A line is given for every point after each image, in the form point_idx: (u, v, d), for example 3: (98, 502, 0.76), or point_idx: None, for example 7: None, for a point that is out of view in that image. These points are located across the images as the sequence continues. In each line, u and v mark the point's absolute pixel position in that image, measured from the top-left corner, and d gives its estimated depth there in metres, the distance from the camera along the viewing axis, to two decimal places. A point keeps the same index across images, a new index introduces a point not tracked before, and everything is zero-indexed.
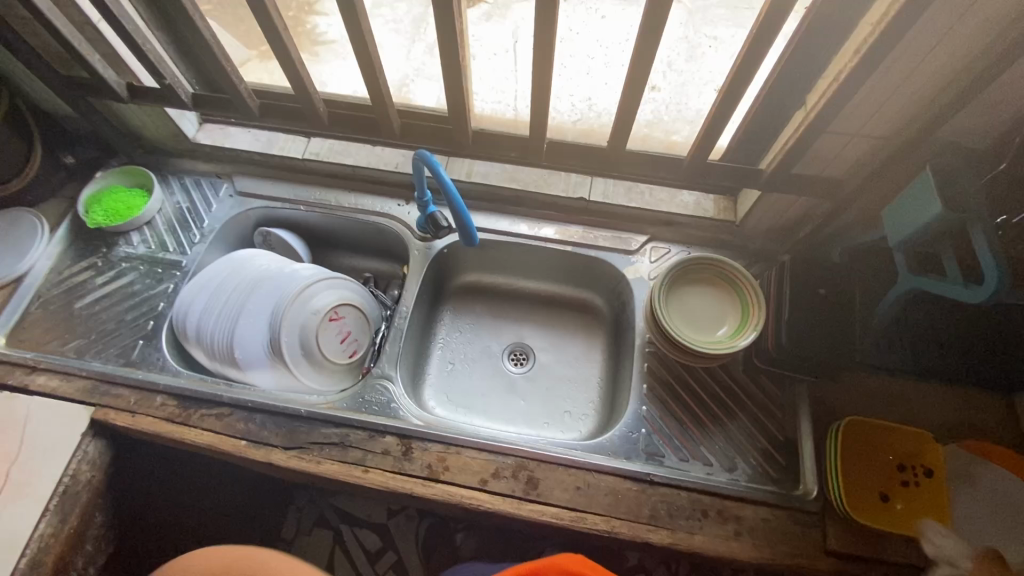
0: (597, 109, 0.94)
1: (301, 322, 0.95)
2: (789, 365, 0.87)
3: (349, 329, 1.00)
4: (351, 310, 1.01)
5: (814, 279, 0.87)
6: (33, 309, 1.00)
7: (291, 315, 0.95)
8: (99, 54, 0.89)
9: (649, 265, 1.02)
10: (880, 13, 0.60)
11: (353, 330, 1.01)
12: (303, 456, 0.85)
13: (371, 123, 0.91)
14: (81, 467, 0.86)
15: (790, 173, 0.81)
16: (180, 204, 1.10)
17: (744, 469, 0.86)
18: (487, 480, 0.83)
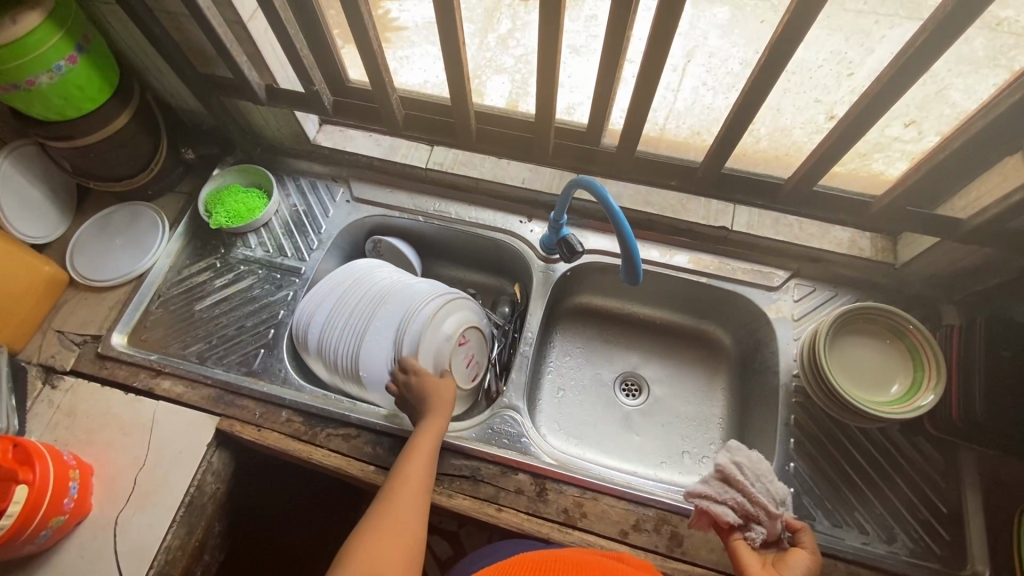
0: (757, 135, 0.86)
1: (437, 348, 0.89)
2: (966, 436, 0.78)
3: (472, 353, 0.95)
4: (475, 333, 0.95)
5: (997, 339, 0.76)
6: (153, 308, 0.98)
7: (427, 342, 0.88)
8: (245, 54, 0.85)
9: (792, 303, 0.95)
10: None
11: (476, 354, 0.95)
12: (433, 488, 0.81)
13: (524, 143, 0.89)
14: (206, 478, 0.84)
15: (996, 226, 0.73)
16: (296, 207, 1.06)
17: (905, 542, 0.79)
18: (628, 532, 0.78)
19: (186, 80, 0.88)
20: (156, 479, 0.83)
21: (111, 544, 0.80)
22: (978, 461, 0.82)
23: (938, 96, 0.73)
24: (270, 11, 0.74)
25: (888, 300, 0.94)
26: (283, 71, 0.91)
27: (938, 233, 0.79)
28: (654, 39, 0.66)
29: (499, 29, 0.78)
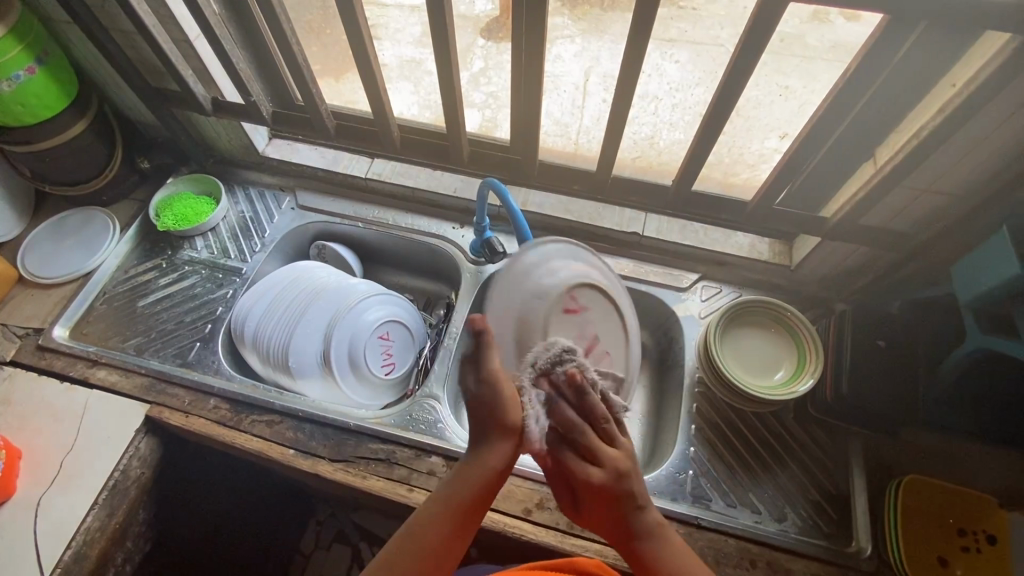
0: (657, 147, 0.96)
1: (570, 335, 0.73)
2: (845, 417, 0.84)
3: (591, 326, 0.75)
4: (594, 299, 0.76)
5: (872, 328, 0.84)
6: (97, 304, 1.03)
7: (558, 328, 0.73)
8: (191, 69, 0.94)
9: (699, 303, 1.02)
10: (968, 76, 0.61)
11: (601, 332, 0.76)
12: (350, 470, 0.85)
13: (445, 151, 0.99)
14: (132, 463, 0.87)
15: (854, 223, 0.82)
16: (243, 213, 1.14)
17: (794, 520, 0.83)
18: (531, 510, 0.82)
19: (138, 92, 0.97)
20: (81, 462, 0.86)
21: (31, 524, 0.82)
22: (864, 445, 0.87)
23: (801, 110, 0.83)
24: (208, 28, 0.83)
25: (787, 299, 1.02)
26: (229, 86, 1.00)
27: (812, 231, 0.87)
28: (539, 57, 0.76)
29: (472, 67, 0.95)
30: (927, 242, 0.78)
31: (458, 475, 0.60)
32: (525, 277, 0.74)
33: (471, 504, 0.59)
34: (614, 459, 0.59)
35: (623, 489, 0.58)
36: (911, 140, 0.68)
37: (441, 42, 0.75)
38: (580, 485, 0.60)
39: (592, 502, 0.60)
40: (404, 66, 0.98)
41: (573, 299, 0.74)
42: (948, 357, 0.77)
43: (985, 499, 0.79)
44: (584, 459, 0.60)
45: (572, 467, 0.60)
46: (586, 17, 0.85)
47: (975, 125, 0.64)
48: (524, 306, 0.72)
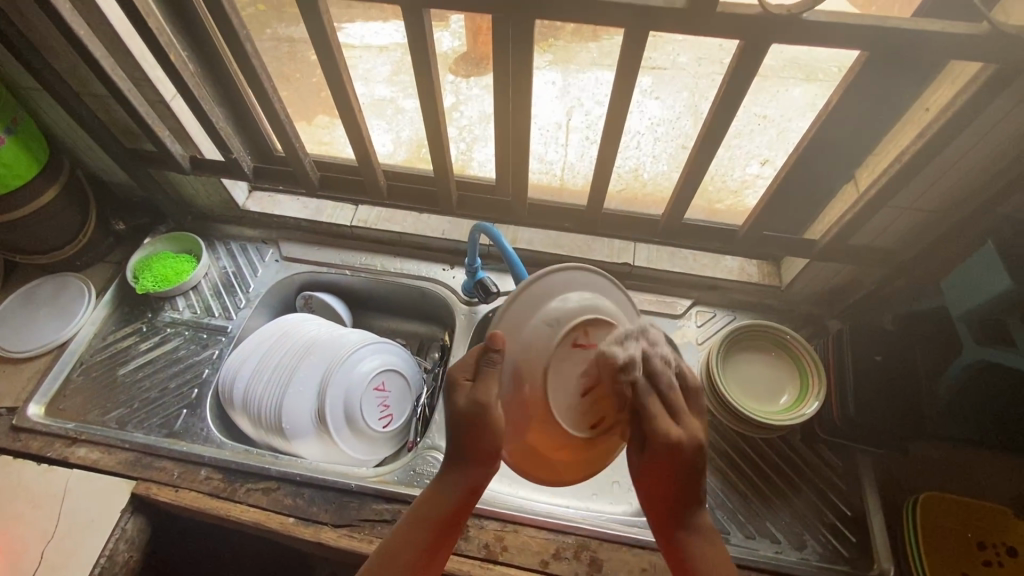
0: (642, 179, 0.97)
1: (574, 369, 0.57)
2: (853, 438, 0.83)
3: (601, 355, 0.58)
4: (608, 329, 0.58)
5: (870, 345, 0.84)
6: (74, 376, 0.98)
7: (561, 368, 0.57)
8: (168, 129, 0.92)
9: (696, 328, 1.02)
10: (943, 101, 0.63)
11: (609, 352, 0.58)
12: (354, 535, 0.81)
13: (431, 195, 0.98)
14: (119, 547, 0.81)
15: (842, 244, 0.83)
16: (226, 268, 1.10)
17: (815, 547, 0.81)
18: (548, 562, 0.79)
19: (113, 155, 0.94)
20: (62, 552, 0.80)
21: None
22: (874, 463, 0.87)
23: (780, 137, 0.85)
24: (185, 89, 0.82)
25: (781, 319, 1.02)
26: (207, 143, 0.98)
27: (801, 254, 0.88)
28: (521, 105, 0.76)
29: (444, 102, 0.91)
30: (914, 258, 0.79)
31: (446, 485, 0.60)
32: (538, 306, 0.61)
33: (452, 518, 0.60)
34: (693, 430, 0.56)
35: (699, 456, 0.55)
36: (894, 164, 0.70)
37: (425, 90, 0.75)
38: (655, 442, 0.54)
39: (660, 462, 0.55)
40: (375, 106, 0.94)
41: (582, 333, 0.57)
42: (950, 368, 0.78)
43: (1000, 511, 0.79)
44: (666, 413, 0.56)
45: (655, 418, 0.55)
46: (549, 49, 0.82)
47: (954, 146, 0.66)
48: (531, 338, 0.59)
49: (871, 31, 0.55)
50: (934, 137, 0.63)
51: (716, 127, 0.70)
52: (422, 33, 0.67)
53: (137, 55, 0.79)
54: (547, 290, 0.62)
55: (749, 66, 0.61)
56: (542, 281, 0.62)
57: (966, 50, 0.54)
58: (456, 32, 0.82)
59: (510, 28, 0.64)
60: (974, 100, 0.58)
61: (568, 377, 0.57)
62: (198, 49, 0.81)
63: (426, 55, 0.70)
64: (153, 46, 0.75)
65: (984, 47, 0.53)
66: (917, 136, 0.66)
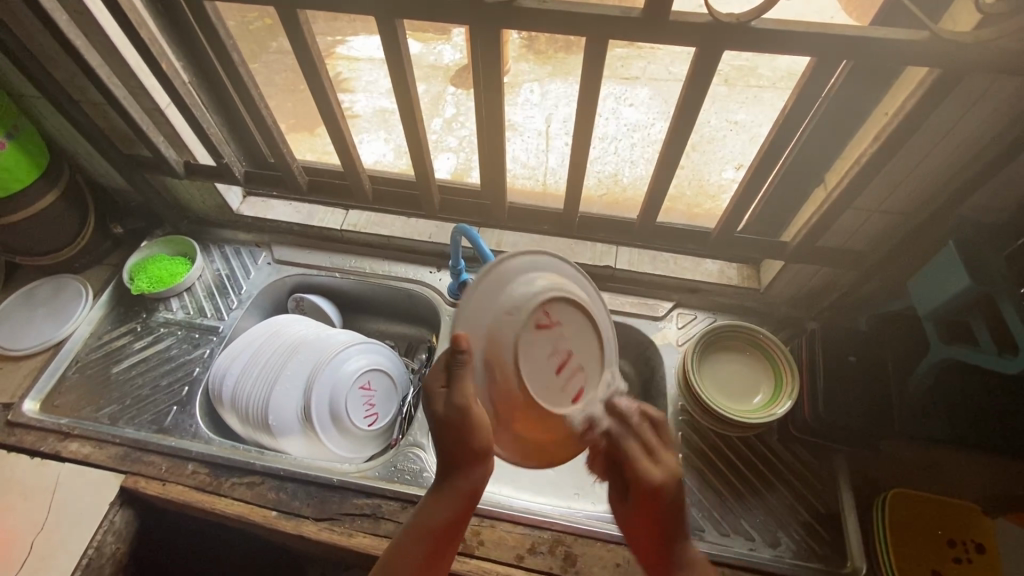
0: (622, 184, 1.00)
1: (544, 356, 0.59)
2: (827, 437, 0.85)
3: (563, 341, 0.61)
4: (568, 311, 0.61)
5: (842, 345, 0.86)
6: (69, 373, 1.01)
7: (529, 349, 0.58)
8: (163, 135, 0.96)
9: (676, 330, 1.04)
10: (897, 104, 0.65)
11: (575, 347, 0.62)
12: (334, 528, 0.83)
13: (416, 199, 1.01)
14: (106, 538, 0.83)
15: (813, 245, 0.85)
16: (219, 271, 1.14)
17: (788, 545, 0.82)
18: (523, 557, 0.80)
19: (110, 160, 0.98)
20: (51, 543, 0.82)
21: None
22: (849, 462, 0.88)
23: (752, 142, 0.87)
24: (177, 97, 0.85)
25: (761, 321, 1.04)
26: (201, 148, 1.01)
27: (774, 256, 0.90)
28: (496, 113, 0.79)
29: (445, 114, 0.98)
30: (882, 259, 0.81)
31: (442, 506, 0.61)
32: (498, 293, 0.59)
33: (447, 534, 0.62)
34: (672, 468, 0.63)
35: (679, 499, 0.62)
36: (855, 166, 0.72)
37: (405, 97, 0.78)
38: (635, 484, 0.63)
39: (642, 506, 0.63)
40: (378, 116, 1.01)
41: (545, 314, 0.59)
42: (918, 366, 0.79)
43: (971, 509, 0.80)
44: (646, 456, 0.64)
45: (636, 467, 0.63)
46: (550, 61, 0.87)
47: (911, 149, 0.68)
48: (493, 327, 0.57)
49: (817, 38, 0.58)
50: (889, 139, 0.65)
51: (680, 132, 0.72)
52: (397, 42, 0.70)
53: (132, 64, 0.83)
54: (508, 276, 0.60)
55: (707, 72, 0.64)
56: (501, 267, 0.59)
57: (909, 54, 0.56)
58: (458, 44, 0.89)
59: (479, 38, 0.67)
60: (924, 103, 0.61)
61: (539, 359, 0.59)
62: (190, 59, 0.85)
63: (401, 63, 0.73)
64: (145, 55, 0.79)
65: (926, 52, 0.56)
66: (876, 138, 0.68)
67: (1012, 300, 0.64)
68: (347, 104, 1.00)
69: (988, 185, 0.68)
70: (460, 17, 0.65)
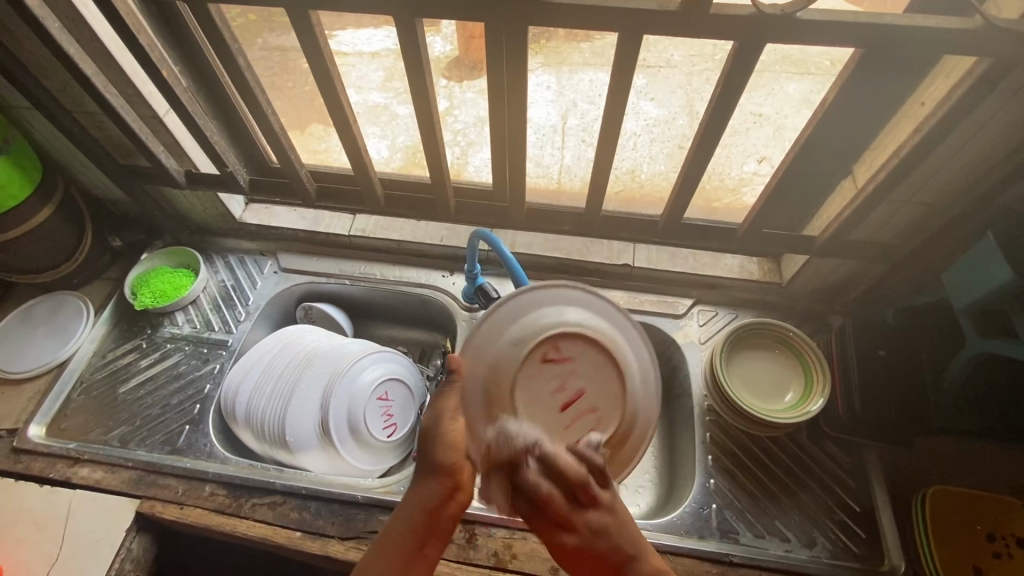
0: (640, 180, 0.97)
1: (544, 391, 0.58)
2: (861, 434, 0.83)
3: (577, 378, 0.59)
4: (580, 346, 0.59)
5: (873, 340, 0.84)
6: (74, 395, 0.97)
7: (530, 381, 0.58)
8: (162, 144, 0.91)
9: (698, 328, 1.01)
10: (937, 95, 0.63)
11: (591, 389, 0.59)
12: (362, 547, 0.81)
13: (427, 202, 0.98)
14: (125, 567, 0.81)
15: (842, 239, 0.83)
16: (224, 282, 1.10)
17: (825, 544, 0.81)
18: (558, 568, 0.78)
19: (107, 172, 0.94)
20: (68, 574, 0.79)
21: None
22: (881, 458, 0.87)
23: (777, 135, 0.85)
24: (177, 104, 0.81)
25: (784, 316, 1.02)
26: (202, 156, 0.97)
27: (801, 250, 0.88)
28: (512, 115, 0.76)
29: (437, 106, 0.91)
30: (915, 251, 0.79)
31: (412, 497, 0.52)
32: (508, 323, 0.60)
33: (435, 521, 0.51)
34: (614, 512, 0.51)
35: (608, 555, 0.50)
36: (892, 157, 0.70)
37: (420, 97, 0.74)
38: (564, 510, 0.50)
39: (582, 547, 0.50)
40: (371, 112, 0.93)
41: (554, 346, 0.58)
42: (954, 360, 0.78)
43: (1008, 502, 0.79)
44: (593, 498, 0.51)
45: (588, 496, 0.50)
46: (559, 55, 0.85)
47: (950, 141, 0.66)
48: (497, 357, 0.59)
49: (864, 29, 0.55)
50: (930, 131, 0.63)
51: (712, 131, 0.69)
52: (415, 42, 0.67)
53: (129, 71, 0.79)
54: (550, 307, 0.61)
55: (745, 66, 0.61)
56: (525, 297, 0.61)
57: (960, 43, 0.54)
58: (448, 35, 0.80)
59: (503, 35, 0.64)
60: (970, 94, 0.58)
61: (539, 394, 0.58)
62: (189, 63, 0.81)
63: (418, 62, 0.69)
64: (144, 62, 0.75)
65: (977, 41, 0.53)
66: (916, 128, 0.65)
67: None
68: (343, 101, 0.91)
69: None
70: (482, 14, 0.62)
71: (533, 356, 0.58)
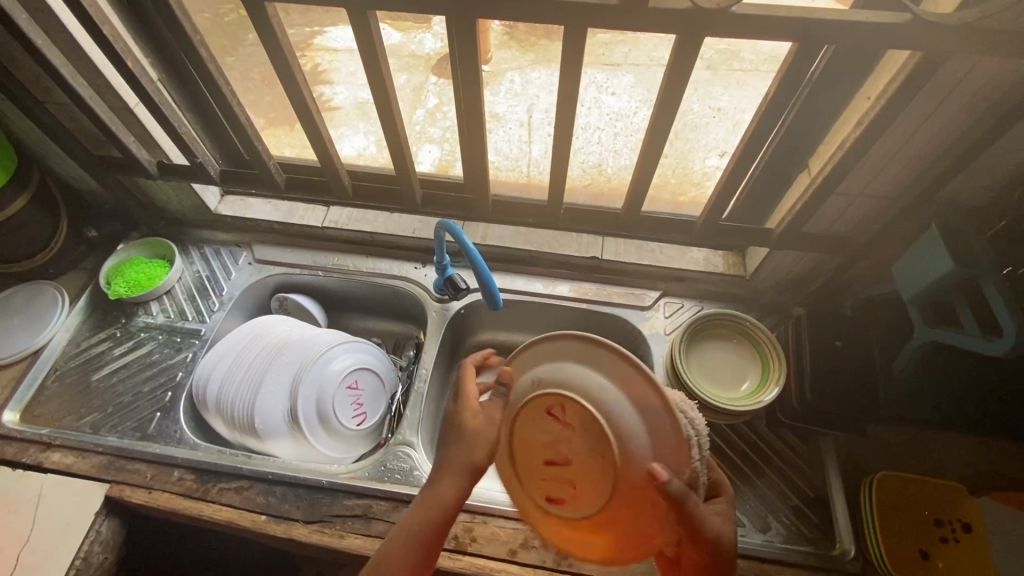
0: (606, 173, 0.98)
1: (539, 440, 0.56)
2: (814, 422, 0.85)
3: (569, 448, 0.54)
4: (586, 417, 0.53)
5: (828, 331, 0.86)
6: (48, 382, 0.99)
7: (527, 424, 0.57)
8: (133, 135, 0.93)
9: (664, 319, 1.03)
10: (878, 89, 0.64)
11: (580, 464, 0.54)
12: (325, 530, 0.82)
13: (396, 194, 0.99)
14: (93, 549, 0.82)
15: (797, 232, 0.85)
16: (199, 273, 1.11)
17: (778, 529, 0.83)
18: (516, 551, 0.80)
19: (80, 162, 0.95)
20: (36, 555, 0.80)
21: None
22: (835, 446, 0.89)
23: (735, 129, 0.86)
24: (144, 95, 0.82)
25: (748, 308, 1.04)
26: (174, 147, 0.98)
27: (759, 243, 0.90)
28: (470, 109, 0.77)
29: (427, 105, 1.05)
30: (867, 244, 0.81)
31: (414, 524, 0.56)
32: (541, 360, 0.59)
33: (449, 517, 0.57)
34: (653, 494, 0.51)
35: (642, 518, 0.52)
36: (839, 150, 0.71)
37: (380, 89, 0.76)
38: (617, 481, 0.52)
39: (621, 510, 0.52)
40: (360, 107, 1.05)
41: (558, 405, 0.55)
42: (903, 349, 0.80)
43: (954, 488, 0.82)
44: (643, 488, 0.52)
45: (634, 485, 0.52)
46: (532, 49, 0.94)
47: (892, 135, 0.68)
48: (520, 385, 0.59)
49: (798, 23, 0.57)
50: (871, 123, 0.65)
51: (662, 123, 0.71)
52: (370, 32, 0.68)
53: (97, 62, 0.80)
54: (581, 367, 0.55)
55: (688, 59, 0.63)
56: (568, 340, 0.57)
57: (889, 38, 0.56)
58: (436, 33, 1.05)
59: (455, 26, 0.65)
60: (905, 88, 0.60)
61: (535, 440, 0.56)
62: (157, 54, 0.82)
63: (375, 55, 0.71)
64: (109, 53, 0.76)
65: (906, 35, 0.55)
66: (859, 121, 0.67)
67: (992, 280, 0.65)
68: (328, 95, 1.06)
69: (968, 169, 0.67)
70: (432, 7, 0.63)
71: (534, 404, 0.56)
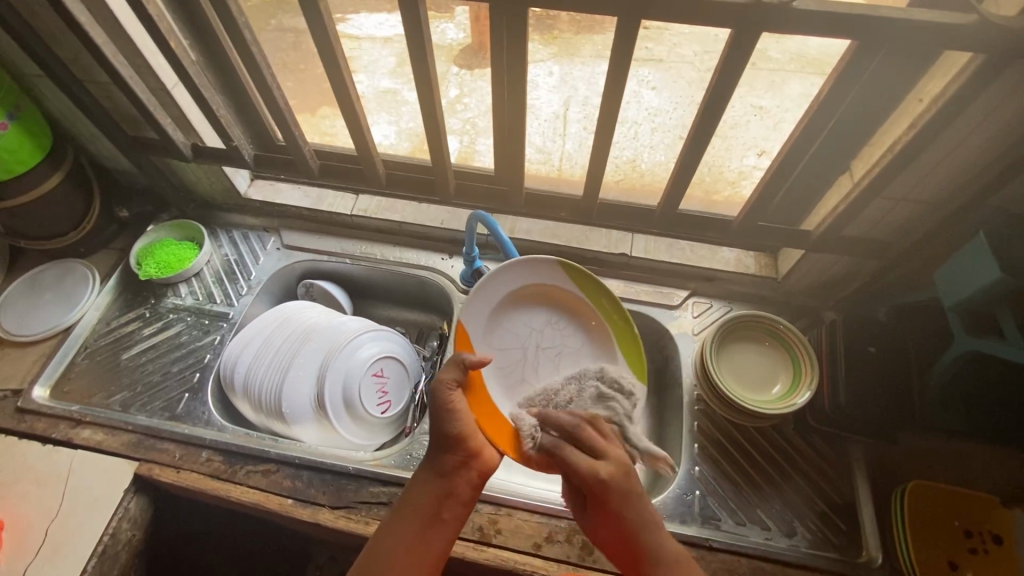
0: (639, 169, 0.98)
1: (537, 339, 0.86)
2: (846, 427, 0.84)
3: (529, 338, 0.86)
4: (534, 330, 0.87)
5: (862, 336, 0.85)
6: (78, 359, 1.00)
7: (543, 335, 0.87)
8: (170, 117, 0.93)
9: (692, 319, 1.02)
10: (934, 91, 0.63)
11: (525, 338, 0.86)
12: (351, 516, 0.83)
13: (429, 184, 0.99)
14: (122, 525, 0.84)
15: (836, 235, 0.84)
16: (227, 256, 1.12)
17: (804, 534, 0.82)
18: (541, 545, 0.80)
19: (116, 142, 0.96)
20: (67, 530, 0.81)
21: None
22: (865, 453, 0.88)
23: (777, 128, 0.85)
24: (185, 77, 0.82)
25: (778, 311, 1.03)
26: (209, 130, 0.99)
27: (795, 244, 0.89)
28: (511, 102, 0.76)
29: (449, 95, 0.93)
30: (908, 249, 0.80)
31: (419, 487, 0.64)
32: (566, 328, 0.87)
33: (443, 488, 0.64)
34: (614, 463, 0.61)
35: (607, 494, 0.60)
36: (889, 152, 0.70)
37: (422, 78, 0.76)
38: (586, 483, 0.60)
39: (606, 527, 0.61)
40: (381, 97, 0.96)
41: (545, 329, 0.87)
42: (942, 356, 0.78)
43: (989, 500, 0.80)
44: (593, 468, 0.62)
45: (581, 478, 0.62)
46: (559, 41, 0.84)
47: (946, 138, 0.66)
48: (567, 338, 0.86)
49: (858, 19, 0.56)
50: (926, 124, 0.64)
51: (708, 119, 0.71)
52: (418, 20, 0.68)
53: (139, 42, 0.80)
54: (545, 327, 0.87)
55: (742, 55, 0.62)
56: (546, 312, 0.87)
57: (954, 38, 0.54)
58: (460, 24, 0.82)
59: (504, 12, 0.65)
60: (966, 90, 0.59)
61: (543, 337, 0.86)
62: (198, 36, 0.82)
63: (422, 43, 0.70)
64: (153, 32, 0.76)
65: (971, 36, 0.54)
66: (912, 123, 0.66)
67: None
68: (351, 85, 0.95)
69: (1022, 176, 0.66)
70: None
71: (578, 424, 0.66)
